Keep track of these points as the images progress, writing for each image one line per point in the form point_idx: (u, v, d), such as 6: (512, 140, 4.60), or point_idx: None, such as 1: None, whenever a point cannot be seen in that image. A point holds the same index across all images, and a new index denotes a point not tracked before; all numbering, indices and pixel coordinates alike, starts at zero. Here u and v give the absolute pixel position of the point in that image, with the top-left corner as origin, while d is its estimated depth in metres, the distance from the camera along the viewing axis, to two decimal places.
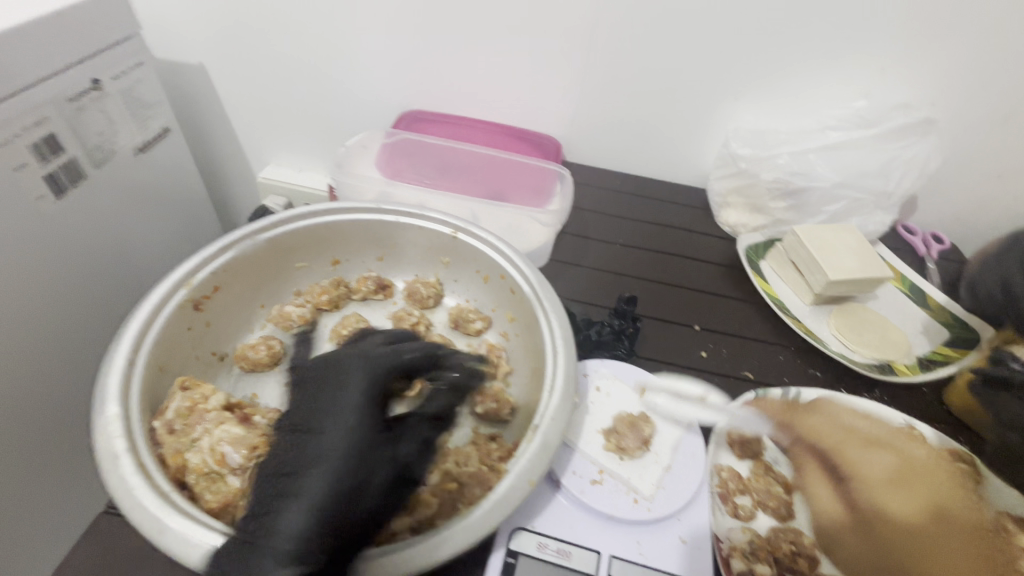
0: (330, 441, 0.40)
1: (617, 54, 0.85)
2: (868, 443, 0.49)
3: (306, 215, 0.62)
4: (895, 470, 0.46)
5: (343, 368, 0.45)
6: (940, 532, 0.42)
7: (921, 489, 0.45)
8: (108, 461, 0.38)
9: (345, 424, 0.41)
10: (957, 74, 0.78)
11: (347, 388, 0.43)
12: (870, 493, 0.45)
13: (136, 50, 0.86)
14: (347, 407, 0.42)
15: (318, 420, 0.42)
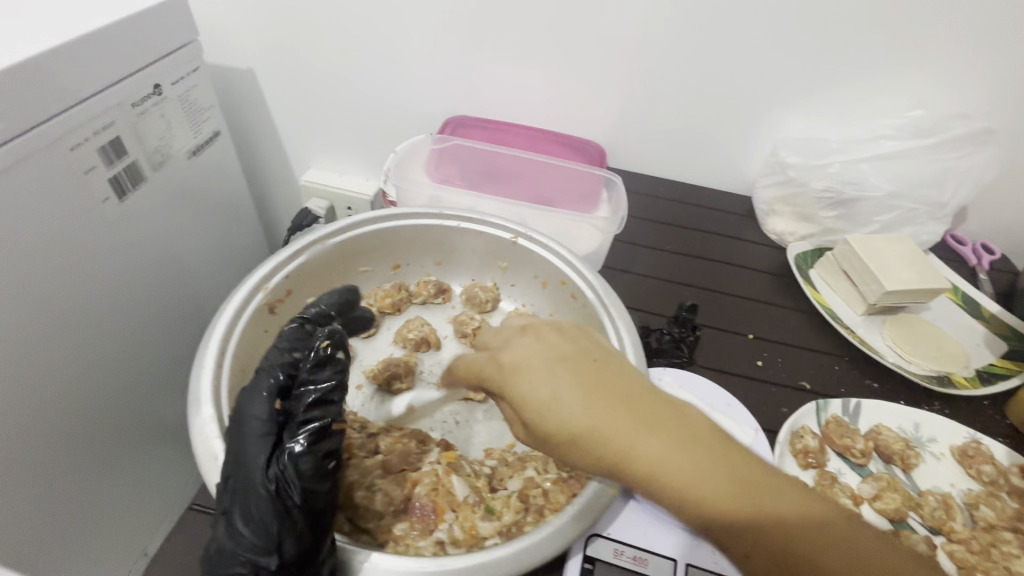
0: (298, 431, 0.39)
1: (667, 63, 0.86)
2: (528, 359, 0.38)
3: (371, 220, 0.62)
4: (547, 374, 0.37)
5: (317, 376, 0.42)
6: (608, 435, 0.34)
7: (558, 388, 0.36)
8: (209, 462, 0.39)
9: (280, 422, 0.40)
10: (1016, 83, 0.77)
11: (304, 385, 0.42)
12: (533, 400, 0.37)
13: (194, 56, 0.88)
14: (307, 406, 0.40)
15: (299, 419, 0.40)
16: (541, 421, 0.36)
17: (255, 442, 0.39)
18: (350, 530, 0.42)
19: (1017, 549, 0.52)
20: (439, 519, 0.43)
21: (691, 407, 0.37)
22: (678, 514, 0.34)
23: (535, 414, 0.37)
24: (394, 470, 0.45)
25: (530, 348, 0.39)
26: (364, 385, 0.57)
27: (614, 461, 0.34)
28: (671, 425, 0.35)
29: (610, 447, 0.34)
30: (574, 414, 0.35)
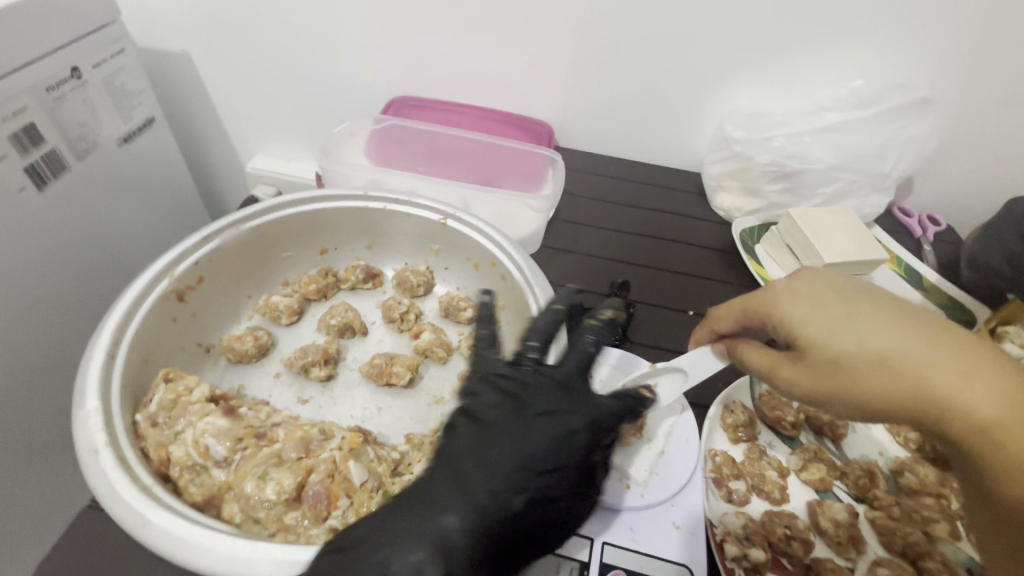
0: (538, 456, 0.42)
1: (614, 36, 0.83)
2: (799, 289, 0.44)
3: (290, 204, 0.61)
4: (815, 302, 0.42)
5: (568, 402, 0.46)
6: (899, 357, 0.39)
7: (834, 312, 0.41)
8: (87, 456, 0.38)
9: (555, 455, 0.43)
10: (958, 52, 0.77)
11: (569, 416, 0.45)
12: (811, 321, 0.42)
13: (117, 37, 0.82)
14: (562, 438, 0.44)
15: (527, 451, 0.42)
16: (828, 341, 0.41)
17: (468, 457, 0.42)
18: (240, 521, 0.39)
19: (937, 514, 0.53)
20: (333, 509, 0.40)
21: (967, 341, 0.39)
22: (992, 458, 0.37)
23: (806, 336, 0.42)
24: (290, 459, 0.43)
25: (792, 281, 0.45)
26: (283, 373, 0.56)
27: (900, 382, 0.39)
28: (964, 354, 0.39)
29: (894, 365, 0.39)
30: (871, 341, 0.40)
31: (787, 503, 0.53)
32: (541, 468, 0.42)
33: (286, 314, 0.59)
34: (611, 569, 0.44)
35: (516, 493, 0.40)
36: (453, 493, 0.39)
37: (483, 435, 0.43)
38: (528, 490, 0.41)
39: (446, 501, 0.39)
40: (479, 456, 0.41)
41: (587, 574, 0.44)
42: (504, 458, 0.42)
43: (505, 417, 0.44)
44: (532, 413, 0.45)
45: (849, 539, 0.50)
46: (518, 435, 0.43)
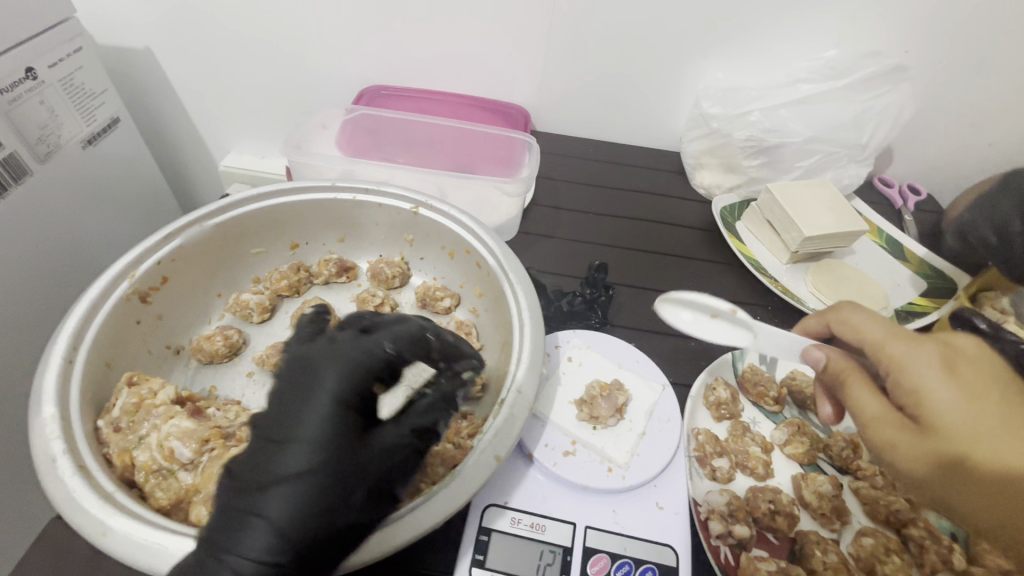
0: (308, 429, 0.35)
1: (588, 15, 0.80)
2: (956, 369, 0.41)
3: (253, 199, 0.59)
4: (969, 398, 0.40)
5: (320, 361, 0.39)
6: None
7: (990, 413, 0.39)
8: (45, 464, 0.37)
9: (326, 420, 0.36)
10: (931, 19, 0.76)
11: (322, 377, 0.38)
12: (966, 420, 0.39)
13: (73, 34, 0.73)
14: (321, 398, 0.37)
15: (293, 433, 0.36)
16: (970, 442, 0.38)
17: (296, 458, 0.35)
18: (208, 524, 0.39)
19: None
20: None
21: None
22: None
23: (935, 419, 0.40)
24: None
25: (950, 355, 0.42)
26: (256, 372, 0.55)
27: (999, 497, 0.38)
28: None
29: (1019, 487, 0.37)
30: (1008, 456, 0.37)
31: (772, 479, 0.53)
32: (314, 440, 0.35)
33: (257, 311, 0.58)
34: (594, 553, 0.44)
35: (303, 477, 0.34)
36: (253, 501, 0.34)
37: (258, 442, 0.36)
38: (317, 468, 0.35)
39: (263, 477, 0.35)
40: (256, 460, 0.35)
41: (570, 558, 0.43)
42: (285, 452, 0.35)
43: (269, 410, 0.37)
44: (293, 389, 0.38)
45: (833, 510, 0.50)
46: (283, 423, 0.36)
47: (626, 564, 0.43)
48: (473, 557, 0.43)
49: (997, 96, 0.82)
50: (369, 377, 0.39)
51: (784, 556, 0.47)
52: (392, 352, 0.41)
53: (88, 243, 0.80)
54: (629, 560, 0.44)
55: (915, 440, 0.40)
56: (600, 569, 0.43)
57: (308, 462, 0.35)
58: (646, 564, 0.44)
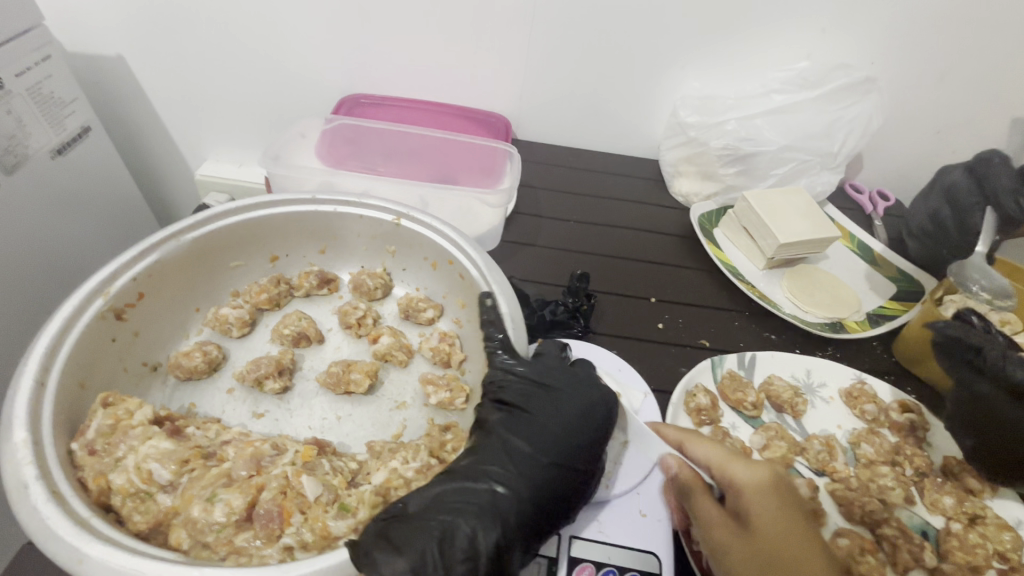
0: (573, 428, 0.46)
1: (567, 25, 0.81)
2: (751, 488, 0.44)
3: (234, 211, 0.59)
4: (768, 482, 0.44)
5: (592, 385, 0.50)
6: (785, 555, 0.40)
7: (772, 530, 0.41)
8: (16, 491, 0.36)
9: (582, 429, 0.46)
10: (896, 32, 0.79)
11: (592, 400, 0.48)
12: (754, 504, 0.43)
13: (42, 42, 0.71)
14: (591, 410, 0.48)
15: (548, 425, 0.46)
16: (762, 525, 0.42)
17: (554, 439, 0.45)
18: (189, 547, 0.38)
19: (893, 482, 0.55)
20: (285, 526, 0.40)
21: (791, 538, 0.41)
22: None
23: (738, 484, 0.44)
24: (240, 477, 0.42)
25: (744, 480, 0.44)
26: (236, 388, 0.54)
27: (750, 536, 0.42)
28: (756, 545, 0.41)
29: None
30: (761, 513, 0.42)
31: None
32: (578, 443, 0.45)
33: (236, 326, 0.58)
34: (580, 563, 0.44)
35: (554, 459, 0.44)
36: (518, 466, 0.43)
37: (518, 416, 0.46)
38: (561, 457, 0.44)
39: (519, 443, 0.44)
40: (519, 433, 0.45)
41: (556, 568, 0.44)
42: (543, 433, 0.45)
43: (532, 395, 0.48)
44: (553, 392, 0.48)
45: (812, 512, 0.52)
46: (548, 413, 0.47)
47: (611, 572, 0.44)
48: None
49: (959, 105, 0.86)
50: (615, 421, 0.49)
51: None
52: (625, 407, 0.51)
53: (60, 256, 0.78)
54: (613, 568, 0.44)
55: (741, 537, 0.42)
56: None
57: (565, 436, 0.45)
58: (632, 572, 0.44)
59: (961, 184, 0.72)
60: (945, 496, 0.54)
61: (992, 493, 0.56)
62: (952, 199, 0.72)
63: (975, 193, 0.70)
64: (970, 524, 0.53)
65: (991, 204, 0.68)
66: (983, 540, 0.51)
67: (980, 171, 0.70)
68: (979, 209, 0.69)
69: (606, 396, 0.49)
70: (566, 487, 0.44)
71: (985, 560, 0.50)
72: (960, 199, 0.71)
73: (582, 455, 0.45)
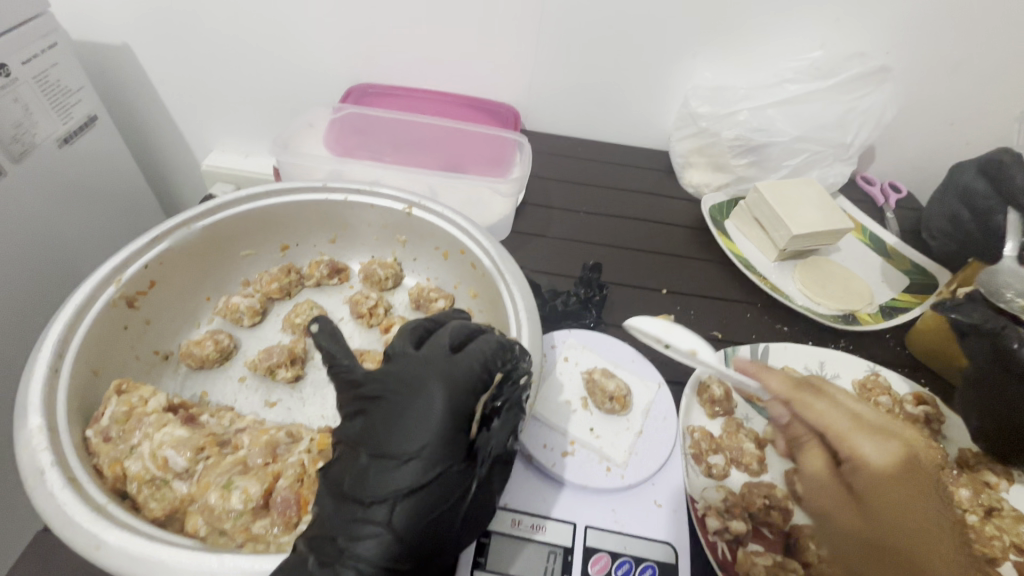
0: (409, 443, 0.38)
1: (578, 14, 0.80)
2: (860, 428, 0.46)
3: (243, 200, 0.58)
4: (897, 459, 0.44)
5: (421, 373, 0.40)
6: (913, 548, 0.39)
7: (907, 512, 0.41)
8: (33, 478, 0.36)
9: (420, 436, 0.38)
10: (912, 21, 0.78)
11: (428, 394, 0.39)
12: (876, 482, 0.43)
13: (48, 29, 0.70)
14: (426, 415, 0.38)
15: (394, 445, 0.38)
16: (886, 508, 0.41)
17: (411, 467, 0.37)
18: (205, 535, 0.39)
19: None
20: (303, 513, 0.40)
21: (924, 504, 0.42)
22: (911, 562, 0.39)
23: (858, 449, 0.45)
24: (256, 465, 0.42)
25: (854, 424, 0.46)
26: (248, 377, 0.54)
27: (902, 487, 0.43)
28: (911, 499, 0.42)
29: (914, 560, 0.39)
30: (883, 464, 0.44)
31: (765, 474, 0.53)
32: (417, 455, 0.37)
33: (248, 315, 0.57)
34: (594, 553, 0.44)
35: (394, 495, 0.37)
36: (358, 502, 0.37)
37: (353, 454, 0.40)
38: (402, 485, 0.37)
39: (367, 476, 0.38)
40: (352, 472, 0.38)
41: (571, 558, 0.44)
42: (394, 462, 0.38)
43: (371, 417, 0.40)
44: (381, 406, 0.40)
45: None
46: (389, 434, 0.38)
47: (626, 562, 0.44)
48: (474, 560, 0.43)
49: (974, 96, 0.85)
50: (474, 394, 0.40)
51: (779, 550, 0.47)
52: (491, 364, 0.42)
53: (68, 246, 0.78)
54: (629, 559, 0.44)
55: (853, 516, 0.42)
56: (600, 569, 0.44)
57: (416, 452, 0.38)
58: (646, 562, 0.44)
59: (978, 186, 0.69)
60: (961, 488, 0.54)
61: (1010, 486, 0.55)
62: (970, 201, 0.69)
63: (992, 195, 0.67)
64: (986, 516, 0.52)
65: (1012, 203, 0.64)
66: (999, 533, 0.51)
67: (996, 173, 0.67)
68: (1000, 210, 0.65)
69: (443, 391, 0.39)
70: (435, 514, 0.37)
71: (1001, 552, 0.50)
72: (976, 201, 0.68)
73: (446, 471, 0.38)
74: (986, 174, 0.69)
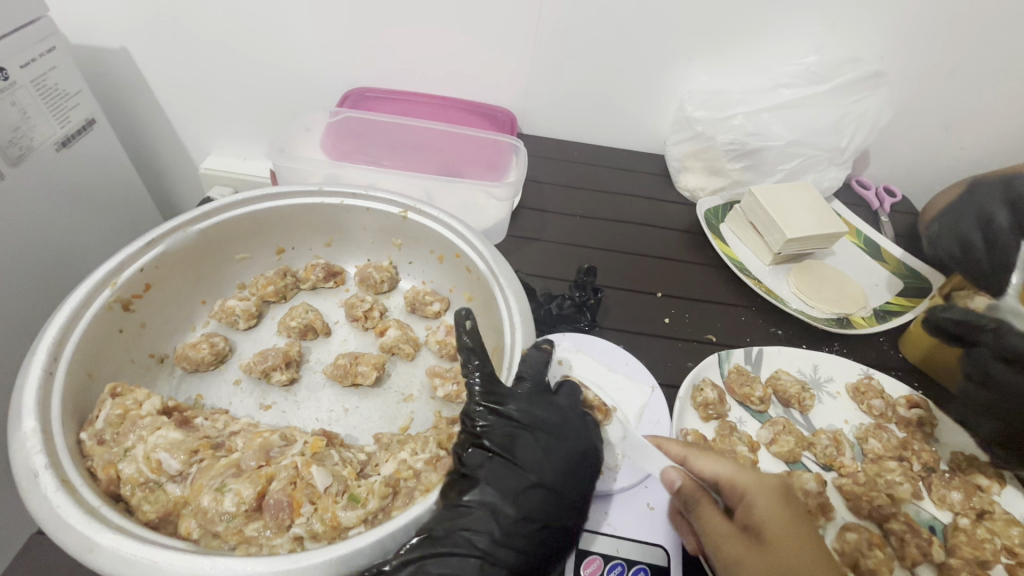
0: (565, 481, 0.42)
1: (574, 18, 0.81)
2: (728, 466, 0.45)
3: (240, 204, 0.58)
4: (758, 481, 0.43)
5: (578, 423, 0.46)
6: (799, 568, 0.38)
7: (795, 546, 0.39)
8: (26, 480, 0.36)
9: (576, 478, 0.43)
10: (906, 26, 0.78)
11: (582, 437, 0.45)
12: (760, 511, 0.41)
13: (47, 33, 0.71)
14: (583, 459, 0.44)
15: (547, 477, 0.42)
16: (780, 544, 0.39)
17: (561, 500, 0.41)
18: (199, 537, 0.39)
19: (899, 477, 0.55)
20: (295, 516, 0.40)
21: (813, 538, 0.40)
22: None
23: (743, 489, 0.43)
24: (249, 468, 0.42)
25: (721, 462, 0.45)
26: (243, 380, 0.54)
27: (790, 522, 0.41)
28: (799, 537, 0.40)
29: None
30: (760, 497, 0.42)
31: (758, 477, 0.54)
32: (570, 494, 0.42)
33: (243, 318, 0.58)
34: (587, 556, 0.45)
35: (546, 521, 0.40)
36: (497, 516, 0.39)
37: (505, 467, 0.41)
38: (556, 516, 0.41)
39: (514, 497, 0.40)
40: (506, 489, 0.40)
41: (564, 560, 0.44)
42: (542, 490, 0.41)
43: (521, 440, 0.43)
44: (541, 435, 0.43)
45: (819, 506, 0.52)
46: (544, 463, 0.42)
47: (619, 565, 0.44)
48: None
49: (968, 100, 0.85)
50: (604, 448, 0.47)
51: None
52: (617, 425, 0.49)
53: (65, 249, 0.78)
54: (621, 561, 0.45)
55: (749, 551, 0.40)
56: (593, 572, 0.44)
57: (570, 488, 0.42)
58: (638, 565, 0.45)
59: (998, 213, 0.63)
60: (952, 491, 0.54)
61: (1001, 489, 0.55)
62: (986, 225, 0.64)
63: (1010, 228, 0.62)
64: (977, 519, 0.53)
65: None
66: (991, 535, 0.51)
67: (1019, 202, 0.62)
68: (1014, 243, 0.61)
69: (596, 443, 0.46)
70: (563, 541, 0.42)
71: (993, 555, 0.50)
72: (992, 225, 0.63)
73: (580, 510, 0.43)
74: (1011, 204, 0.63)
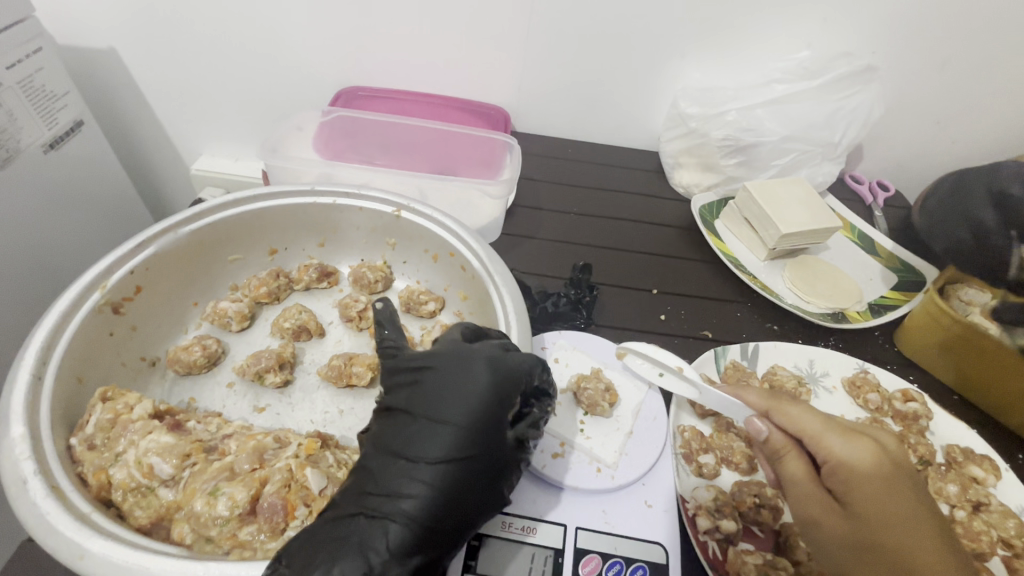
0: (455, 411, 0.39)
1: (568, 15, 0.80)
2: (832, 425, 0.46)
3: (232, 203, 0.58)
4: (875, 462, 0.43)
5: (466, 354, 0.42)
6: (906, 548, 0.40)
7: (891, 506, 0.42)
8: (14, 487, 0.35)
9: (473, 407, 0.39)
10: (898, 21, 0.78)
11: (474, 368, 0.41)
12: (856, 484, 0.43)
13: (33, 34, 0.70)
14: (471, 389, 0.40)
15: (439, 412, 0.39)
16: (870, 509, 0.42)
17: (461, 437, 0.39)
18: (192, 542, 0.39)
19: None
20: (289, 520, 0.40)
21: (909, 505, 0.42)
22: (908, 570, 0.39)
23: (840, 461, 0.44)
24: (242, 471, 0.42)
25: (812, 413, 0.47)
26: (236, 382, 0.54)
27: (890, 486, 0.42)
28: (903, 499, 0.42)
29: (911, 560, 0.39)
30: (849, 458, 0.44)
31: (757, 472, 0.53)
32: (465, 426, 0.39)
33: (235, 319, 0.57)
34: (585, 554, 0.44)
35: (448, 456, 0.38)
36: (389, 469, 0.38)
37: (400, 419, 0.41)
38: (456, 451, 0.38)
39: (409, 443, 0.39)
40: (401, 432, 0.39)
41: (562, 559, 0.44)
42: (438, 428, 0.39)
43: (413, 389, 0.41)
44: (432, 378, 0.41)
45: None
46: (438, 401, 0.40)
47: (618, 562, 0.44)
48: (465, 563, 0.43)
49: (960, 95, 0.86)
50: (515, 382, 0.42)
51: (769, 548, 0.48)
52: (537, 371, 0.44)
53: (55, 252, 0.77)
54: (620, 559, 0.44)
55: (841, 522, 0.42)
56: (591, 570, 0.44)
57: (463, 422, 0.39)
58: (638, 563, 0.44)
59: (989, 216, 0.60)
60: (948, 484, 0.54)
61: (999, 481, 0.55)
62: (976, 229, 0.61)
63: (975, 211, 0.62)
64: (973, 511, 0.53)
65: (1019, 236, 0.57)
66: (986, 527, 0.52)
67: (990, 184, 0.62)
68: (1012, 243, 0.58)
69: (499, 373, 0.41)
70: (474, 480, 0.39)
71: (989, 547, 0.51)
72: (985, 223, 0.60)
73: (491, 449, 0.40)
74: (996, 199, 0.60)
